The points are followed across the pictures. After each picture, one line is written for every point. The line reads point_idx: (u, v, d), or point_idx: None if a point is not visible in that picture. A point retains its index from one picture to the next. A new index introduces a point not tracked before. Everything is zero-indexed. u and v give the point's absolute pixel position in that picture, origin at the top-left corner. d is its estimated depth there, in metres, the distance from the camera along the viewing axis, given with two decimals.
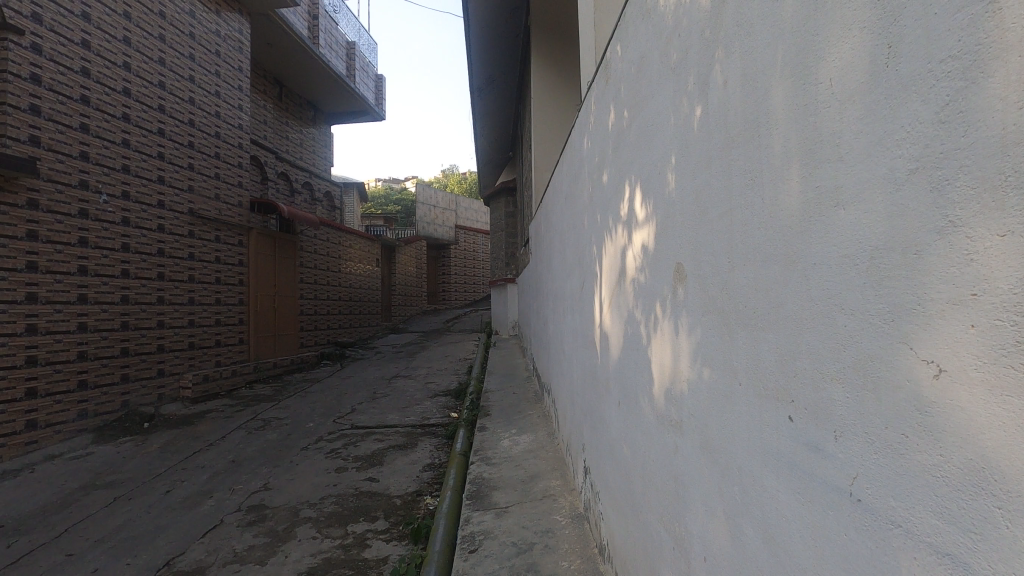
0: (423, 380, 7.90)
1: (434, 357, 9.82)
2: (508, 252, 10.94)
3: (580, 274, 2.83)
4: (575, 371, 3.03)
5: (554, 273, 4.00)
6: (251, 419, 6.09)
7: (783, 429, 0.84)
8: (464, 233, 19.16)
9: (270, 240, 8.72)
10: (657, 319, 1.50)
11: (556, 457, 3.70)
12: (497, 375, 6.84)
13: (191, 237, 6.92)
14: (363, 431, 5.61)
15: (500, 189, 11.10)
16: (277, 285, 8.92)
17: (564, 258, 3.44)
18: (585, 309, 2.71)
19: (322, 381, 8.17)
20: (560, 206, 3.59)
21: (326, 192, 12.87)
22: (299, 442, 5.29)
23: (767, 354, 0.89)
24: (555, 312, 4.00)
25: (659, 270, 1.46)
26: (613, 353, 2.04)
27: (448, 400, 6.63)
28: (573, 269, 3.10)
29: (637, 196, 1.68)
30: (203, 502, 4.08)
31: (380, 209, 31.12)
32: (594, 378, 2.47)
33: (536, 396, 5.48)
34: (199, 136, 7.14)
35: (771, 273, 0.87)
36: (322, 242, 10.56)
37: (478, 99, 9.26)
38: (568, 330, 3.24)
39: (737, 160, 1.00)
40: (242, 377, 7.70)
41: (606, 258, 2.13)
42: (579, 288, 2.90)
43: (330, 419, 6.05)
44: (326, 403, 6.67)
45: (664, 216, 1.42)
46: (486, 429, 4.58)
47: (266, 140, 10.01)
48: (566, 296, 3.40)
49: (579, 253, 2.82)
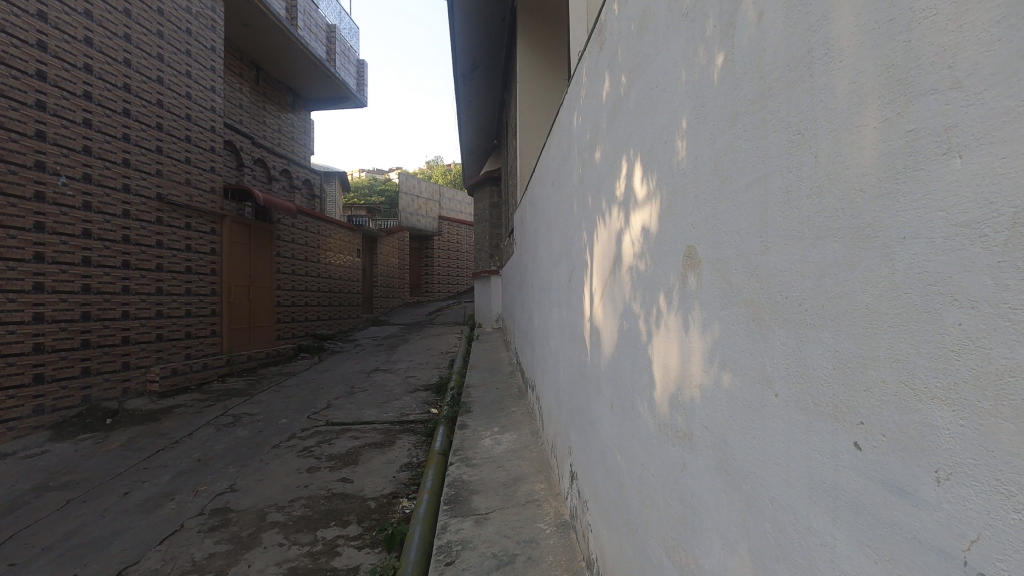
0: (403, 374, 7.65)
1: (416, 350, 9.57)
2: (493, 244, 10.70)
3: (568, 264, 2.62)
4: (562, 368, 2.82)
5: (539, 264, 3.79)
6: (221, 414, 5.81)
7: (845, 460, 0.64)
8: (448, 225, 18.84)
9: (246, 229, 8.39)
10: (659, 313, 1.29)
11: (541, 458, 3.50)
12: (479, 370, 6.62)
13: (159, 224, 6.58)
14: (339, 427, 5.36)
15: (484, 179, 10.85)
16: (253, 276, 8.60)
17: (550, 247, 3.24)
18: (572, 302, 2.51)
19: (298, 374, 7.88)
20: (547, 192, 3.37)
21: (305, 180, 12.52)
22: (271, 439, 5.04)
23: (819, 359, 0.69)
24: (540, 304, 3.79)
25: (663, 256, 1.26)
26: (605, 350, 1.83)
27: (429, 395, 6.39)
28: (559, 260, 2.89)
29: (637, 171, 1.47)
30: (164, 504, 3.83)
31: (363, 199, 30.64)
32: (583, 376, 2.26)
33: (520, 392, 5.27)
34: (169, 118, 6.79)
35: (828, 254, 0.67)
36: (300, 232, 10.24)
37: (462, 85, 8.98)
38: (555, 324, 3.03)
39: (775, 114, 0.79)
40: (215, 370, 7.41)
41: (598, 245, 1.91)
42: (566, 279, 2.69)
43: (304, 415, 5.79)
44: (301, 398, 6.41)
45: (671, 192, 1.21)
46: (467, 427, 4.36)
47: (242, 125, 9.65)
48: (552, 288, 3.19)
49: (567, 241, 2.60)
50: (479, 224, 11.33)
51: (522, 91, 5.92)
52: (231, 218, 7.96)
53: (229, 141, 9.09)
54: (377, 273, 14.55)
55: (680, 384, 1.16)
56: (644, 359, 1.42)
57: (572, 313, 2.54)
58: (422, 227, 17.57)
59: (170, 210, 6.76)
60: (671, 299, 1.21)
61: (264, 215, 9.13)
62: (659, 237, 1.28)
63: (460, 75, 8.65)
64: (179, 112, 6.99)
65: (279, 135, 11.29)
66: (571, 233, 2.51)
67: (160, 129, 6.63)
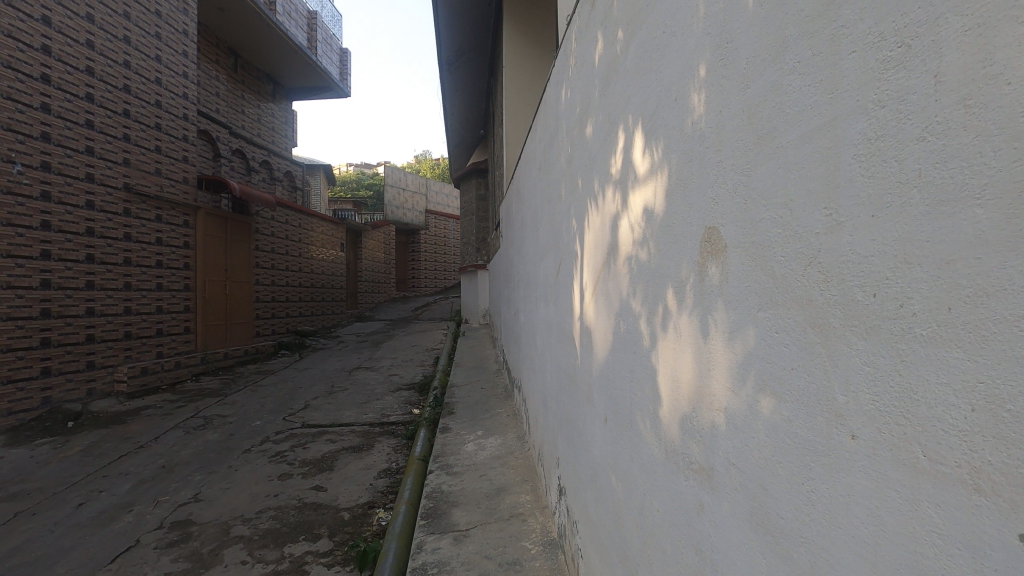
0: (386, 373, 7.38)
1: (400, 347, 9.29)
2: (480, 238, 10.43)
3: (555, 257, 2.37)
4: (549, 371, 2.57)
5: (526, 257, 3.54)
6: (191, 416, 5.51)
7: (993, 558, 0.40)
8: (435, 218, 18.52)
9: (222, 221, 8.07)
10: (666, 313, 1.05)
11: (526, 465, 3.26)
12: (465, 368, 6.36)
13: (127, 216, 6.25)
14: (315, 430, 5.09)
15: (471, 171, 10.57)
16: (230, 270, 8.28)
17: (537, 239, 2.99)
18: (561, 298, 2.27)
19: (276, 373, 7.58)
20: (533, 178, 3.13)
21: (287, 172, 12.17)
22: (242, 443, 4.75)
23: (940, 393, 0.45)
24: (526, 300, 3.54)
25: (672, 243, 1.01)
26: (598, 353, 1.59)
27: (411, 395, 6.13)
28: (546, 251, 2.64)
29: (637, 142, 1.22)
30: (121, 517, 3.54)
31: (349, 192, 30.19)
32: (572, 382, 2.02)
33: (506, 392, 5.02)
34: (137, 105, 6.46)
35: (966, 231, 0.42)
36: (280, 225, 9.92)
37: (447, 73, 8.68)
38: (541, 321, 2.79)
39: (852, 29, 0.54)
40: (189, 368, 7.10)
41: (590, 233, 1.67)
42: (553, 273, 2.45)
43: (279, 416, 5.51)
44: (277, 398, 6.13)
45: (683, 163, 0.97)
46: (449, 430, 4.12)
47: (218, 114, 9.30)
48: (539, 282, 2.95)
49: (555, 230, 2.36)
50: (465, 218, 11.06)
51: (509, 76, 5.66)
52: (206, 210, 7.63)
53: (204, 130, 8.74)
54: (362, 268, 14.23)
55: (695, 403, 0.92)
56: (646, 368, 1.18)
57: (560, 311, 2.29)
58: (409, 221, 17.25)
59: (139, 201, 6.43)
60: (683, 296, 0.96)
61: (242, 208, 8.80)
62: (667, 220, 1.04)
63: (445, 63, 8.36)
64: (149, 99, 6.65)
65: (259, 125, 10.93)
66: (559, 221, 2.26)
67: (127, 116, 6.30)
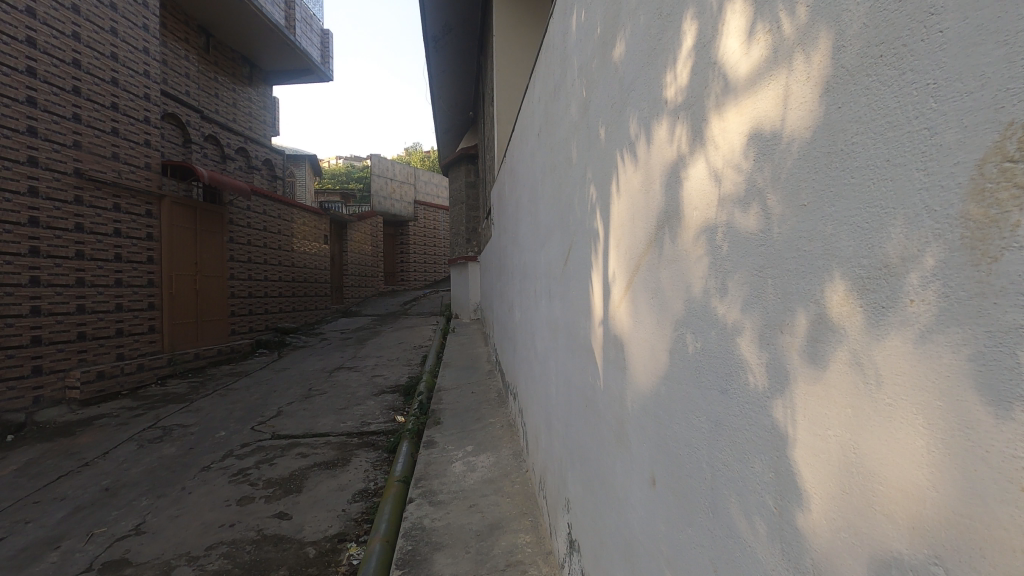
0: (369, 374, 6.84)
1: (386, 344, 8.75)
2: (470, 228, 9.86)
3: (563, 240, 1.83)
4: (555, 385, 2.05)
5: (523, 245, 3.00)
6: (149, 426, 4.94)
7: None
8: (424, 209, 17.92)
9: (190, 211, 7.47)
10: (824, 334, 0.53)
11: (524, 492, 2.74)
12: (453, 368, 5.83)
13: (78, 204, 5.66)
14: (285, 441, 4.54)
15: (460, 157, 9.98)
16: (200, 264, 7.69)
17: (537, 220, 2.46)
18: (570, 295, 1.73)
19: (250, 375, 7.02)
20: (531, 149, 2.59)
21: (266, 159, 11.53)
22: (202, 459, 4.20)
23: None
24: (523, 295, 3.01)
25: (854, 189, 0.49)
26: (638, 379, 1.07)
27: (396, 399, 5.58)
28: (549, 235, 2.11)
29: (732, 21, 0.69)
30: (45, 556, 3.00)
31: (335, 183, 29.49)
32: (589, 408, 1.49)
33: (500, 398, 4.49)
34: (89, 82, 5.85)
35: None
36: (257, 215, 9.32)
37: (433, 51, 8.09)
38: (543, 322, 2.26)
39: None
40: (154, 371, 6.52)
41: (623, 199, 1.14)
42: (558, 263, 1.92)
43: (247, 425, 4.96)
44: (248, 404, 5.57)
45: (893, 12, 0.44)
46: (435, 445, 3.59)
47: (188, 96, 8.67)
48: (539, 273, 2.42)
49: (562, 206, 1.82)
50: (454, 207, 10.47)
51: (499, 46, 5.09)
52: (172, 199, 7.03)
53: (172, 113, 8.11)
54: (348, 261, 13.62)
55: (938, 548, 0.40)
56: (751, 424, 0.66)
57: (569, 311, 1.76)
58: (396, 212, 16.63)
59: (93, 188, 5.84)
60: (895, 298, 0.44)
61: (214, 197, 8.19)
62: (834, 144, 0.51)
63: (431, 40, 7.75)
64: (103, 75, 6.04)
65: (234, 109, 10.29)
66: (567, 193, 1.74)
67: (77, 93, 5.70)
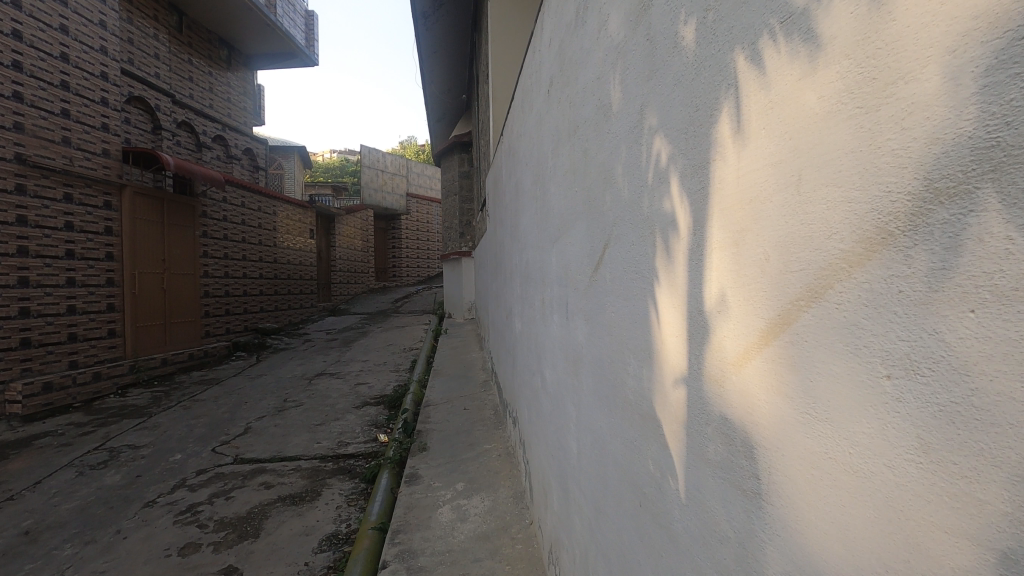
0: (353, 381, 6.23)
1: (374, 347, 8.14)
2: (464, 221, 9.21)
3: (591, 234, 1.22)
4: (576, 442, 1.44)
5: (525, 239, 2.39)
6: (94, 448, 4.32)
7: None
8: (416, 202, 17.24)
9: (157, 202, 6.83)
10: None
11: (529, 556, 2.14)
12: (443, 378, 5.21)
13: (20, 194, 5.04)
14: (248, 467, 3.93)
15: (452, 145, 9.31)
16: (168, 260, 7.05)
17: (544, 206, 1.86)
18: (605, 317, 1.13)
19: (222, 383, 6.39)
20: (537, 114, 1.97)
21: (247, 149, 10.85)
22: (147, 492, 3.58)
23: None
24: (526, 303, 2.41)
25: None
26: (824, 548, 0.46)
27: (380, 413, 4.97)
28: (567, 228, 1.51)
29: None
30: None
31: (326, 176, 28.68)
32: (650, 513, 0.89)
33: (496, 416, 3.89)
34: (32, 56, 5.21)
35: None
36: (235, 208, 8.67)
37: (423, 30, 7.43)
38: (557, 343, 1.66)
39: None
40: (114, 380, 5.90)
41: (765, 144, 0.55)
42: (583, 266, 1.31)
43: (208, 447, 4.34)
44: (213, 420, 4.95)
45: None
46: (419, 481, 2.99)
47: (158, 79, 8.00)
48: (549, 278, 1.81)
49: (591, 182, 1.21)
50: (446, 199, 9.81)
51: (495, 14, 4.45)
52: (134, 188, 6.39)
53: (138, 96, 7.44)
54: (336, 256, 12.95)
55: None
56: None
57: (602, 342, 1.16)
58: (387, 206, 15.94)
59: (38, 175, 5.20)
60: None
61: (185, 187, 7.53)
62: None
63: (421, 16, 7.09)
64: (50, 50, 5.39)
65: (211, 94, 9.61)
66: (602, 163, 1.13)
67: (18, 69, 5.05)
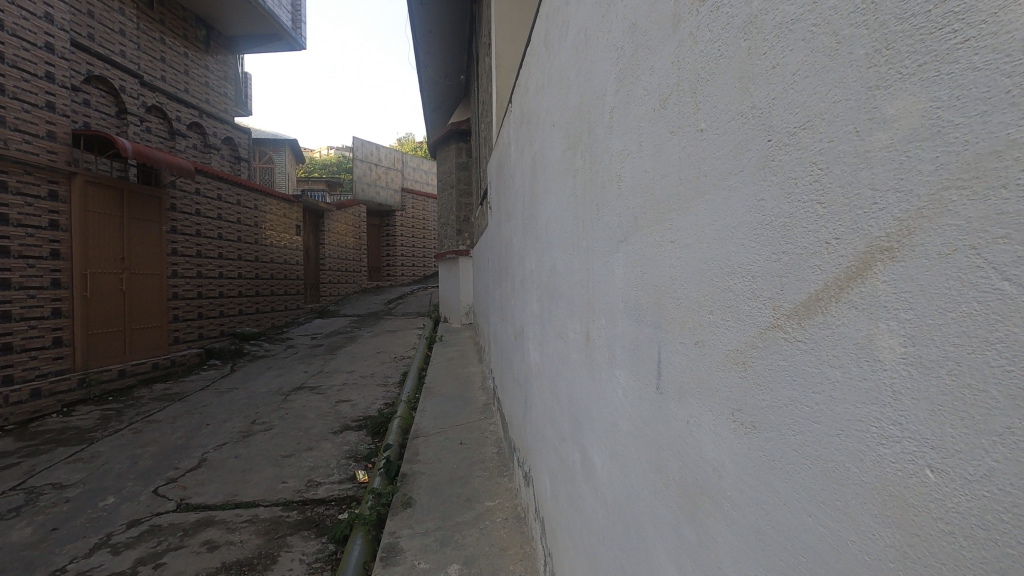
0: (334, 398, 5.49)
1: (362, 356, 7.41)
2: (461, 217, 8.46)
3: (789, 226, 0.48)
4: None
5: (548, 236, 1.65)
6: (10, 489, 3.55)
7: None
8: (412, 198, 16.47)
9: (115, 193, 6.10)
10: None
11: None
12: (436, 400, 4.45)
13: None
14: (193, 517, 3.18)
15: (449, 134, 8.54)
16: (129, 259, 6.30)
17: (596, 184, 1.10)
18: (877, 466, 0.38)
19: (185, 399, 5.63)
20: (579, 37, 1.23)
21: (228, 138, 10.08)
22: (57, 556, 2.83)
23: None
24: (551, 331, 1.67)
25: None
26: None
27: (361, 441, 4.24)
28: (667, 214, 0.76)
29: None
30: None
31: (319, 172, 27.87)
32: None
33: (499, 456, 3.17)
34: None
35: None
36: (210, 201, 7.92)
37: (417, 5, 6.66)
38: (627, 416, 0.92)
39: None
40: (57, 397, 5.14)
41: None
42: (740, 303, 0.56)
43: (149, 487, 3.59)
44: (163, 449, 4.19)
45: None
46: (397, 559, 2.24)
47: (123, 58, 7.26)
48: (603, 305, 1.06)
49: (803, 87, 0.46)
50: (442, 193, 9.05)
51: None
52: (85, 177, 5.64)
53: (97, 75, 6.70)
54: (325, 254, 12.17)
55: None
56: None
57: (846, 531, 0.41)
58: (382, 201, 15.17)
59: None
60: None
61: (151, 177, 6.77)
62: None
63: None
64: None
65: (188, 78, 8.85)
66: (871, 12, 0.38)
67: None
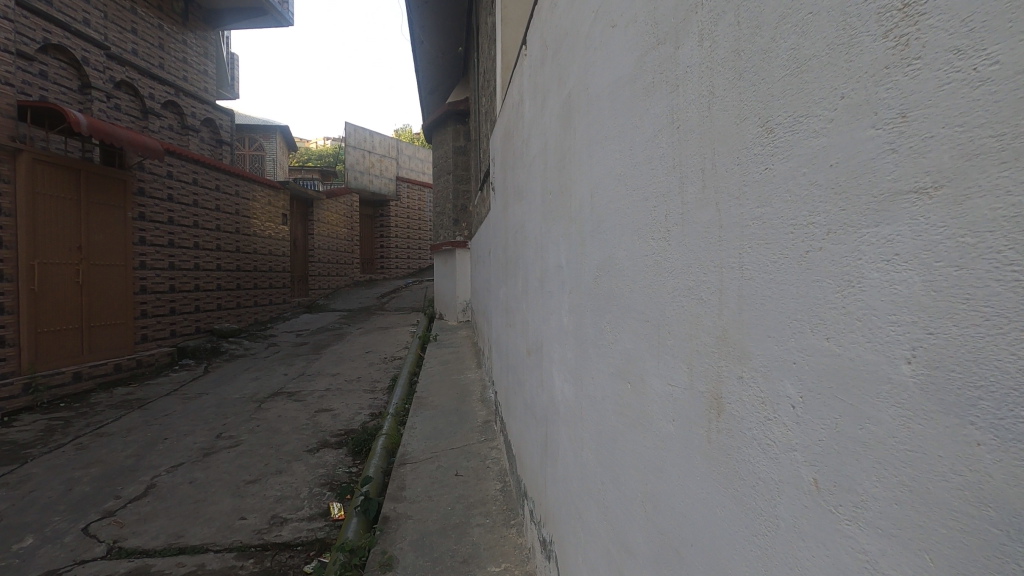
0: (313, 407, 4.88)
1: (349, 356, 6.80)
2: (458, 206, 7.82)
3: None
4: None
5: (601, 214, 1.02)
6: None
7: None
8: (407, 188, 15.81)
9: (70, 174, 5.46)
10: None
11: None
12: (427, 415, 3.81)
13: None
14: (124, 567, 2.56)
15: (445, 115, 7.89)
16: (87, 248, 5.68)
17: (777, 77, 0.48)
18: None
19: (146, 406, 5.01)
20: None
21: (209, 119, 9.43)
22: None
23: None
24: (600, 365, 1.05)
25: None
26: None
27: (340, 464, 3.63)
28: None
29: None
30: None
31: (312, 162, 27.14)
32: None
33: (502, 494, 2.56)
34: None
35: None
36: (186, 186, 7.29)
37: None
38: None
39: None
40: None
41: None
42: None
43: (78, 524, 2.97)
44: (106, 472, 3.58)
45: None
46: None
47: (87, 27, 6.60)
48: (807, 352, 0.44)
49: None
50: (438, 179, 8.42)
51: None
52: (33, 154, 5.00)
53: (56, 44, 6.06)
54: (314, 246, 11.52)
55: None
56: None
57: None
58: (375, 190, 14.51)
59: None
60: None
61: (115, 158, 6.11)
62: None
63: None
64: None
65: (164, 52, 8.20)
66: None
67: None
